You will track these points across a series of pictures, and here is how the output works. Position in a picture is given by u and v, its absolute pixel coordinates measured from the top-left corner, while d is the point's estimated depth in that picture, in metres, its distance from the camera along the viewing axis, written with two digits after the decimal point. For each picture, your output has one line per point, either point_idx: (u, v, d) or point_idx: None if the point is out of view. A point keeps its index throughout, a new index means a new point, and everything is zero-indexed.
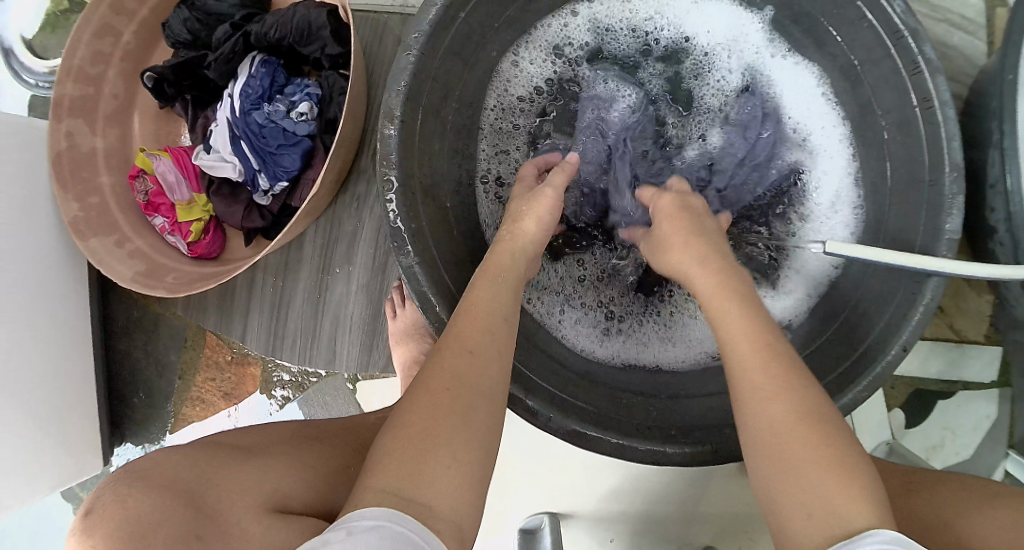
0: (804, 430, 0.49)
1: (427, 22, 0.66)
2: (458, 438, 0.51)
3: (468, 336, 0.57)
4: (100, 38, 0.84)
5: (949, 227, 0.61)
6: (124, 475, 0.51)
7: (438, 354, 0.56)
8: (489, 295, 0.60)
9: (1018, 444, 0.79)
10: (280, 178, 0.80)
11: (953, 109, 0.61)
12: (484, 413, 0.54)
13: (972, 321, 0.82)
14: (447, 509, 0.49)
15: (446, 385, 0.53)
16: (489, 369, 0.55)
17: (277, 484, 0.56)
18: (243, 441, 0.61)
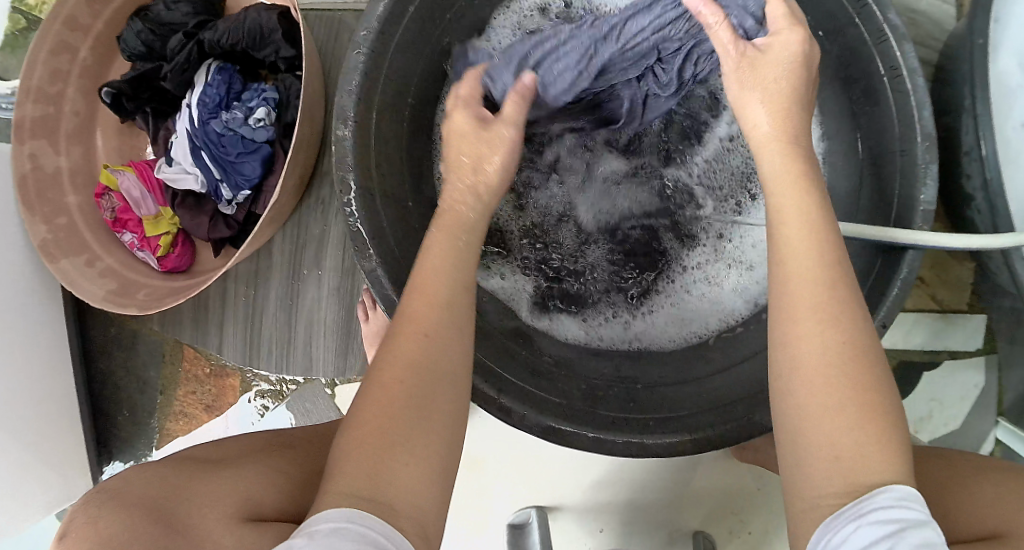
0: (834, 337, 0.45)
1: (376, 18, 0.65)
2: (414, 431, 0.48)
3: (422, 317, 0.52)
4: (56, 56, 0.83)
5: (924, 197, 0.60)
6: (93, 496, 0.52)
7: (389, 342, 0.51)
8: (442, 262, 0.55)
9: (1007, 412, 0.79)
10: (241, 186, 0.79)
11: (921, 76, 0.59)
12: (444, 399, 0.50)
13: (952, 291, 0.80)
14: (412, 502, 0.47)
15: (399, 378, 0.49)
16: (448, 349, 0.51)
17: (249, 493, 0.56)
18: (215, 453, 0.62)
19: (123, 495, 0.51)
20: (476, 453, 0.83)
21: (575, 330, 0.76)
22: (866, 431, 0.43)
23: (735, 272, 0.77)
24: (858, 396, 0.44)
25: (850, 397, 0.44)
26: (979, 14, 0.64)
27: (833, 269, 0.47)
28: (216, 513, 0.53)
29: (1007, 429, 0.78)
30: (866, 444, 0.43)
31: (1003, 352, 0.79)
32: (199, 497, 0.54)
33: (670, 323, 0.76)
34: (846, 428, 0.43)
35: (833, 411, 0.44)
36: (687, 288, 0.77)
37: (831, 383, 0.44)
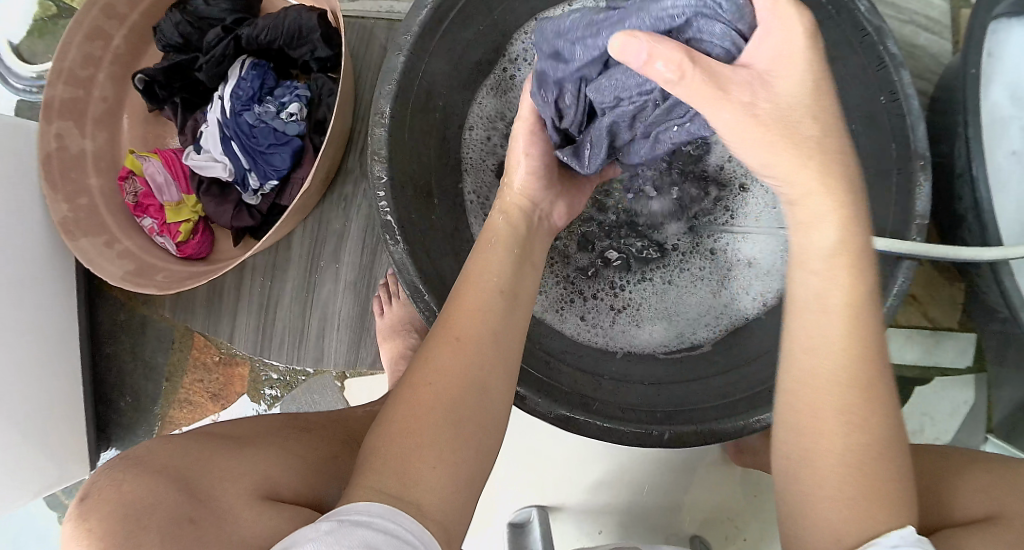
0: (853, 439, 0.47)
1: (417, 23, 0.69)
2: (446, 434, 0.51)
3: (466, 329, 0.55)
4: (91, 41, 0.85)
5: (918, 210, 0.65)
6: (117, 463, 0.52)
7: (428, 350, 0.55)
8: (488, 286, 0.58)
9: (997, 429, 0.83)
10: (270, 176, 0.81)
11: (916, 100, 0.65)
12: (475, 409, 0.53)
13: (945, 310, 0.85)
14: (438, 503, 0.49)
15: (429, 381, 0.53)
16: (483, 363, 0.54)
17: (265, 471, 0.57)
18: (234, 430, 0.62)
19: (150, 461, 0.52)
20: None
21: (576, 327, 0.78)
22: (872, 497, 0.46)
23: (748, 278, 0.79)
24: (858, 454, 0.46)
25: (856, 461, 0.46)
26: (972, 51, 0.71)
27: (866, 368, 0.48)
28: (244, 481, 0.54)
29: (997, 445, 0.82)
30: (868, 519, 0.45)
31: (993, 371, 0.84)
32: (228, 465, 0.55)
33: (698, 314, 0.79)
34: (851, 498, 0.46)
35: (849, 480, 0.46)
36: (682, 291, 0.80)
37: (847, 448, 0.47)
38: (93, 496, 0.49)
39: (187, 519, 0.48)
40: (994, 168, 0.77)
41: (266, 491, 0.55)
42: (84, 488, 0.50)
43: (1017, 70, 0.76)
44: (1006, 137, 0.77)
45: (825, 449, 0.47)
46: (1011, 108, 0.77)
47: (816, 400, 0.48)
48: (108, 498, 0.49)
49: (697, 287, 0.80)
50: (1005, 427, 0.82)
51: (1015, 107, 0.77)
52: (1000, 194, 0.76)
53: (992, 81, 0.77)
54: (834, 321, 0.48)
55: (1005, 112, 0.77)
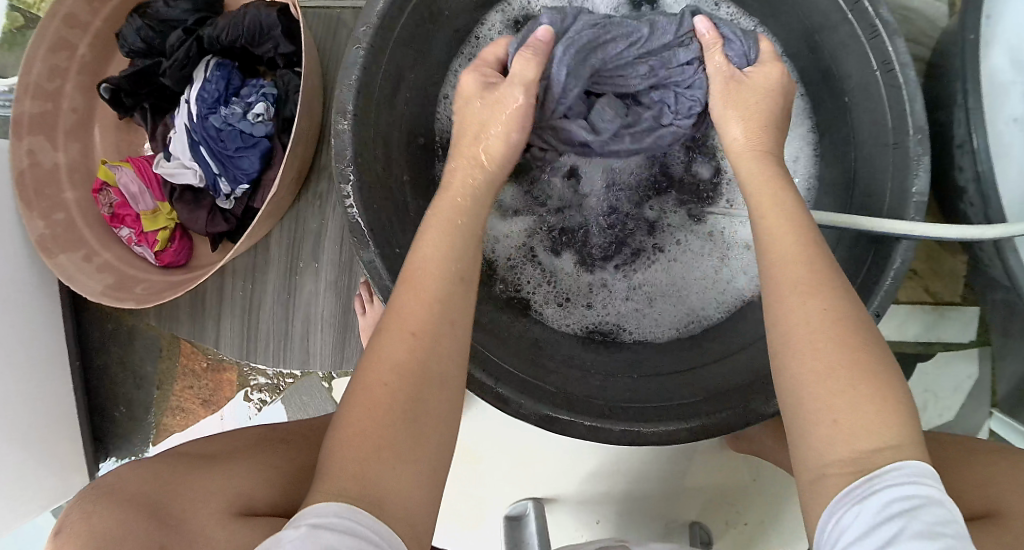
0: (820, 308, 0.47)
1: (375, 14, 0.66)
2: (403, 435, 0.48)
3: (411, 316, 0.52)
4: (55, 53, 0.84)
5: (916, 188, 0.61)
6: (89, 492, 0.52)
7: (377, 344, 0.51)
8: (439, 264, 0.54)
9: (1001, 403, 0.81)
10: (240, 181, 0.80)
11: (912, 69, 0.61)
12: (433, 404, 0.50)
13: (946, 282, 0.82)
14: (402, 505, 0.47)
15: (385, 380, 0.49)
16: (437, 349, 0.51)
17: (237, 486, 0.55)
18: (209, 449, 0.61)
19: (121, 490, 0.51)
20: (474, 443, 0.84)
21: (553, 301, 0.79)
22: (841, 390, 0.45)
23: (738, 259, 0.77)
24: (842, 335, 0.47)
25: (841, 341, 0.46)
26: (970, 12, 0.66)
27: (816, 255, 0.50)
28: (217, 500, 0.53)
29: (1002, 421, 0.80)
30: (875, 416, 0.45)
31: (997, 344, 0.81)
32: (201, 486, 0.54)
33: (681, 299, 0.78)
34: (818, 389, 0.46)
35: (821, 366, 0.46)
36: (664, 287, 0.78)
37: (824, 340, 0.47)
38: (68, 529, 0.48)
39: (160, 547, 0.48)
40: (995, 136, 0.72)
41: (241, 506, 0.54)
42: (59, 522, 0.50)
43: (1019, 31, 0.71)
44: (1006, 102, 0.72)
45: (810, 339, 0.47)
46: (1011, 72, 0.72)
47: (781, 283, 0.50)
48: (80, 531, 0.48)
49: (683, 271, 0.79)
50: (1010, 400, 0.81)
51: (1015, 72, 0.72)
52: (1003, 163, 0.72)
53: (994, 44, 0.72)
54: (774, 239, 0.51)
55: (1005, 78, 0.72)
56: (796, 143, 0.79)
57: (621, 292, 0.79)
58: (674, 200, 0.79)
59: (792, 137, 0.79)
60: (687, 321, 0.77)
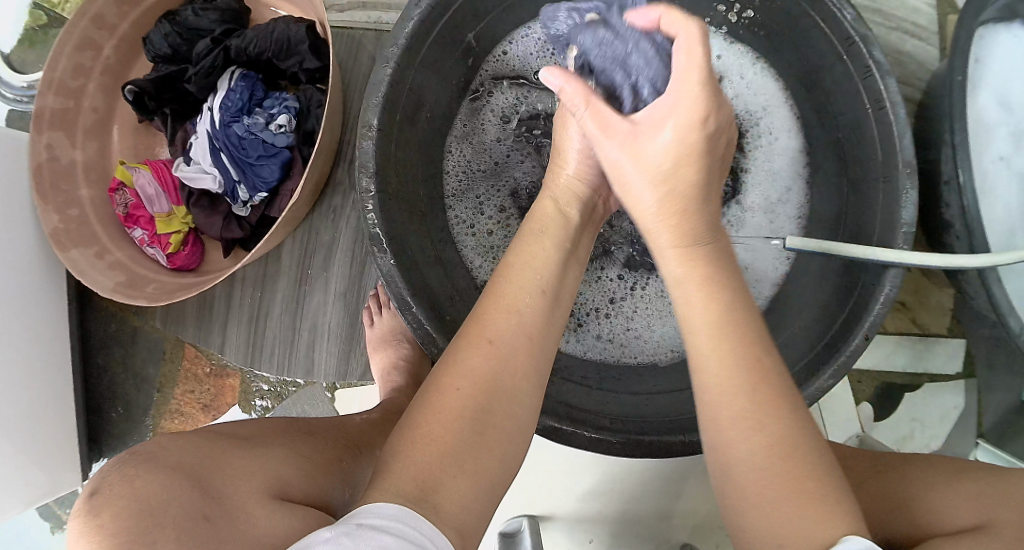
0: (757, 440, 0.48)
1: (404, 35, 0.68)
2: (472, 447, 0.48)
3: (494, 330, 0.53)
4: (81, 52, 0.85)
5: (905, 219, 0.64)
6: (125, 457, 0.48)
7: (457, 352, 0.53)
8: (527, 289, 0.56)
9: (987, 434, 0.85)
10: (258, 188, 0.82)
11: (903, 110, 0.65)
12: (503, 415, 0.51)
13: (934, 315, 0.87)
14: (457, 513, 0.46)
15: (458, 385, 0.50)
16: (512, 370, 0.52)
17: (275, 470, 0.53)
18: (243, 431, 0.58)
19: (163, 457, 0.48)
20: None
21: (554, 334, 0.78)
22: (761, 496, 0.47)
23: None
24: (776, 460, 0.47)
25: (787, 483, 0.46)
26: (959, 59, 0.71)
27: (740, 354, 0.50)
28: (258, 479, 0.50)
29: (988, 450, 0.84)
30: (818, 530, 0.44)
31: (981, 376, 0.86)
32: (239, 462, 0.51)
33: (684, 328, 0.79)
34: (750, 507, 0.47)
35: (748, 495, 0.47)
36: (663, 311, 0.80)
37: (746, 435, 0.48)
38: (103, 494, 0.44)
39: (203, 517, 0.44)
40: (981, 173, 0.77)
41: (279, 489, 0.51)
42: (91, 484, 0.45)
43: (1001, 77, 0.78)
44: (989, 143, 0.78)
45: (730, 413, 0.49)
46: (997, 114, 0.78)
47: (715, 416, 0.50)
48: (119, 496, 0.43)
49: None
50: (996, 431, 0.84)
51: (1001, 114, 0.78)
52: (990, 200, 0.77)
53: (982, 87, 0.78)
54: (699, 329, 0.52)
55: (992, 119, 0.78)
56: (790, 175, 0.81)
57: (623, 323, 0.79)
58: None
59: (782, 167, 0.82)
60: (686, 341, 0.78)
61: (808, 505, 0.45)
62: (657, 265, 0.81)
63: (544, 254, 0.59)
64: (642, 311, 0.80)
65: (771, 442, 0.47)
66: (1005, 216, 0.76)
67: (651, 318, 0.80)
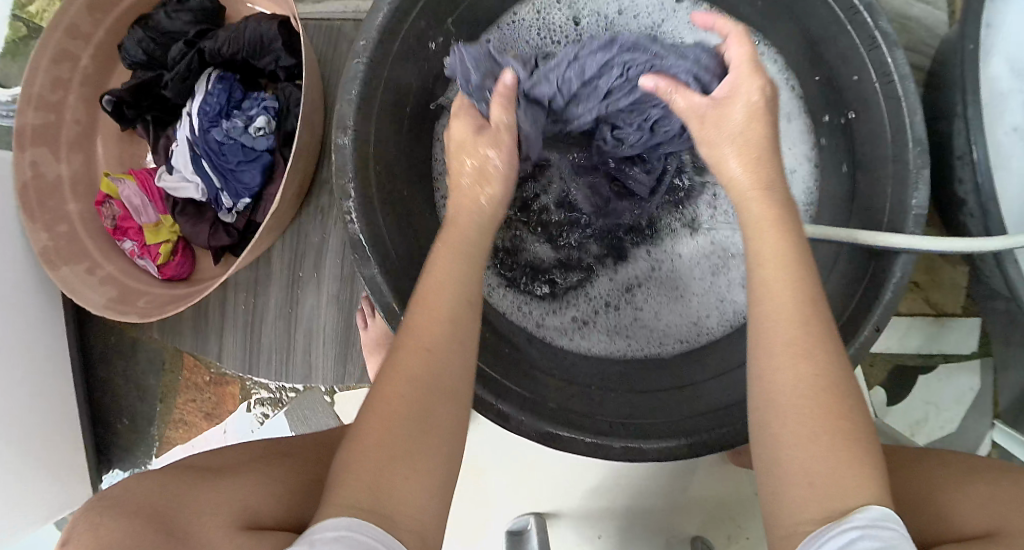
0: (807, 386, 0.47)
1: (375, 26, 0.65)
2: (419, 449, 0.48)
3: (423, 331, 0.52)
4: (57, 64, 0.83)
5: (916, 201, 0.60)
6: (93, 504, 0.49)
7: (390, 358, 0.51)
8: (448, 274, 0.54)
9: (1003, 414, 0.81)
10: (241, 194, 0.80)
11: (912, 81, 0.59)
12: (446, 414, 0.50)
13: (948, 292, 0.82)
14: (413, 517, 0.47)
15: (401, 391, 0.49)
16: (451, 365, 0.51)
17: (245, 500, 0.53)
18: (214, 462, 0.58)
19: (126, 501, 0.49)
20: (474, 459, 0.83)
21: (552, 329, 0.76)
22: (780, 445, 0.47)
23: (743, 274, 0.76)
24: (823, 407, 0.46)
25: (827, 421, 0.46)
26: (970, 23, 0.66)
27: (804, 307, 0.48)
28: (224, 510, 0.51)
29: (1006, 432, 0.80)
30: (853, 480, 0.44)
31: (999, 356, 0.81)
32: (205, 498, 0.52)
33: (688, 317, 0.76)
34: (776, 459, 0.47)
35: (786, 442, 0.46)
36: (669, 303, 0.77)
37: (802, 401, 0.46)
38: (72, 544, 0.47)
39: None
40: (994, 146, 0.72)
41: (250, 518, 0.51)
42: (64, 536, 0.48)
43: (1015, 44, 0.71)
44: (1003, 113, 0.72)
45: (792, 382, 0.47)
46: (1008, 82, 0.72)
47: (771, 374, 0.48)
48: (85, 544, 0.46)
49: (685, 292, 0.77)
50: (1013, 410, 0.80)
51: (1010, 81, 0.72)
52: (1002, 173, 0.72)
53: (991, 54, 0.72)
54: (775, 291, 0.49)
55: (1003, 87, 0.72)
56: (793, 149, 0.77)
57: (624, 316, 0.77)
58: (671, 214, 0.78)
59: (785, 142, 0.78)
60: (695, 333, 0.75)
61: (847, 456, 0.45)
62: (653, 253, 0.78)
63: (466, 243, 0.56)
64: (649, 301, 0.77)
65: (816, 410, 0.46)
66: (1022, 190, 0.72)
67: (652, 309, 0.77)
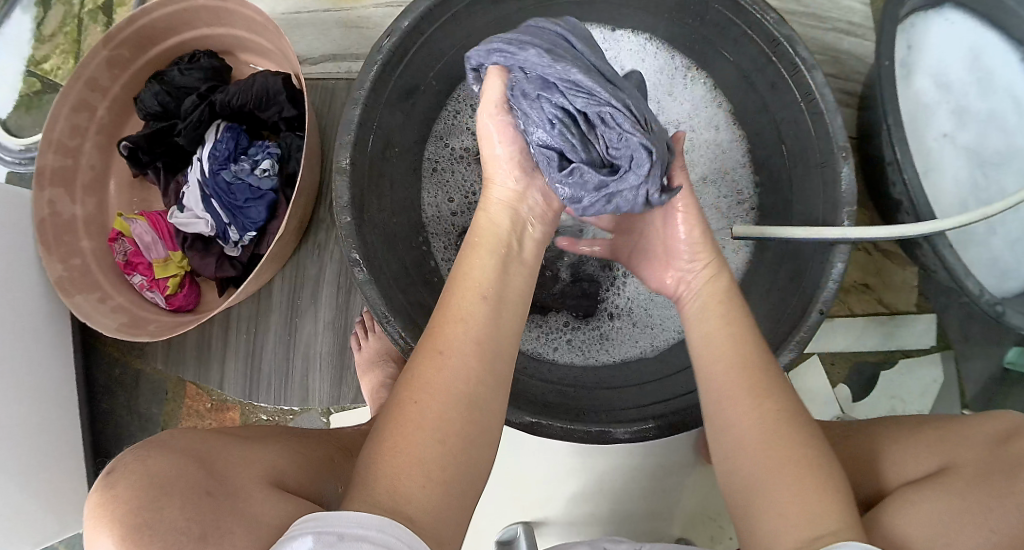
0: (766, 410, 0.56)
1: (369, 78, 0.75)
2: (463, 458, 0.52)
3: (460, 337, 0.55)
4: (77, 113, 0.91)
5: (844, 198, 0.70)
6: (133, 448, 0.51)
7: (419, 363, 0.54)
8: (481, 286, 0.57)
9: (971, 403, 0.90)
10: (248, 228, 0.88)
11: (830, 97, 0.70)
12: (483, 421, 0.54)
13: (900, 293, 0.93)
14: (428, 508, 0.49)
15: (420, 399, 0.52)
16: (487, 378, 0.55)
17: (271, 462, 0.57)
18: (241, 430, 0.62)
19: (170, 444, 0.52)
20: None
21: (539, 346, 0.82)
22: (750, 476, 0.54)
23: None
24: (773, 427, 0.55)
25: (778, 440, 0.54)
26: (885, 49, 0.77)
27: (750, 362, 0.59)
28: (256, 467, 0.54)
29: None
30: (813, 492, 0.51)
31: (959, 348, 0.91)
32: (241, 452, 0.55)
33: (661, 326, 0.83)
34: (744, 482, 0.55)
35: (754, 466, 0.54)
36: (641, 304, 0.85)
37: (751, 419, 0.56)
38: (120, 469, 0.48)
39: (206, 491, 0.48)
40: (928, 151, 0.87)
41: (276, 479, 0.55)
42: (111, 463, 0.49)
43: (938, 60, 0.88)
44: (931, 122, 0.87)
45: (734, 409, 0.57)
46: (934, 94, 0.88)
47: (727, 400, 0.58)
48: (135, 470, 0.47)
49: (655, 303, 0.84)
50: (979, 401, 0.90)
51: (933, 93, 0.88)
52: (936, 173, 0.87)
53: (916, 72, 0.89)
54: (715, 339, 0.61)
55: (931, 98, 0.88)
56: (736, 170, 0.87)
57: (601, 331, 0.84)
58: None
59: (727, 164, 0.88)
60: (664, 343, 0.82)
61: (804, 478, 0.52)
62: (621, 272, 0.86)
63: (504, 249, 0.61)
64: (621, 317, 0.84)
65: (770, 429, 0.55)
66: (956, 191, 0.85)
67: (627, 323, 0.84)
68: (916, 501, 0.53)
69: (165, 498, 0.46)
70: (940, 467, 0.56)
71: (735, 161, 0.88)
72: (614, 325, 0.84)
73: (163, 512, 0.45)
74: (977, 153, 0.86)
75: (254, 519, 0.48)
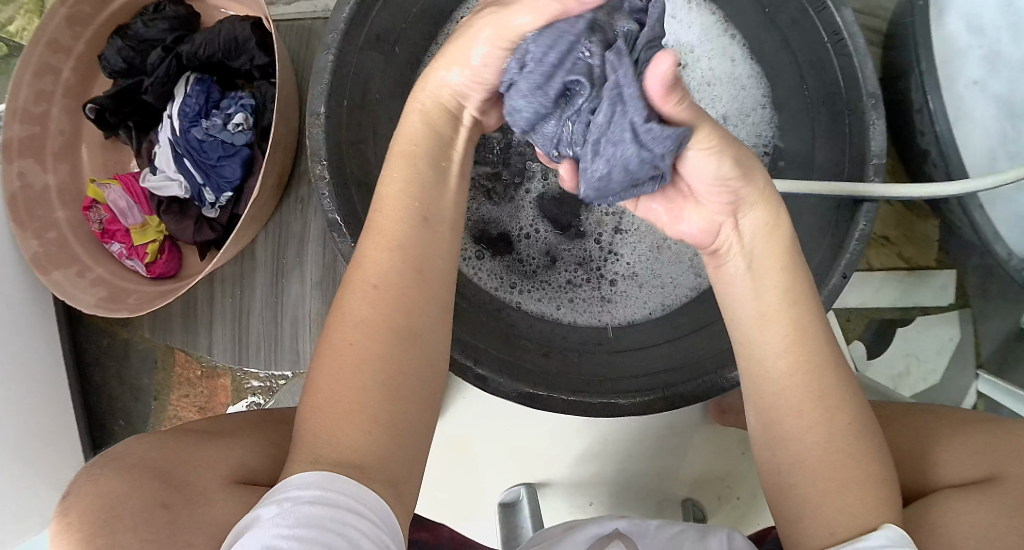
0: (833, 426, 0.51)
1: (343, 19, 0.68)
2: (395, 411, 0.49)
3: (371, 269, 0.52)
4: (41, 77, 0.85)
5: (874, 150, 0.64)
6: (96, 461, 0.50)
7: (341, 300, 0.52)
8: (401, 218, 0.53)
9: (986, 364, 0.87)
10: (223, 188, 0.83)
11: (862, 38, 0.63)
12: (414, 368, 0.51)
13: (921, 248, 0.89)
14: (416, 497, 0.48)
15: (354, 339, 0.50)
16: (406, 317, 0.51)
17: (240, 456, 0.55)
18: (214, 425, 0.59)
19: (128, 457, 0.50)
20: (465, 434, 0.85)
21: (542, 309, 0.78)
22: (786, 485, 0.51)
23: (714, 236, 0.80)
24: (835, 440, 0.50)
25: (839, 456, 0.50)
26: None
27: (813, 365, 0.52)
28: (220, 468, 0.52)
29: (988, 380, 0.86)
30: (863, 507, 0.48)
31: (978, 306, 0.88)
32: (208, 454, 0.53)
33: (653, 284, 0.79)
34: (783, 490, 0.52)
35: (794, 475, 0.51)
36: (643, 260, 0.79)
37: (793, 396, 0.52)
38: (76, 492, 0.47)
39: (160, 506, 0.46)
40: (957, 99, 0.79)
41: (244, 477, 0.53)
42: (67, 484, 0.48)
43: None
44: (963, 68, 0.79)
45: (796, 420, 0.51)
46: (966, 37, 0.79)
47: (777, 410, 0.52)
48: (88, 493, 0.46)
49: (644, 261, 0.79)
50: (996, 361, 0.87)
51: (969, 37, 0.79)
52: (966, 124, 0.80)
53: (948, 11, 0.79)
54: (770, 331, 0.53)
55: (962, 42, 0.79)
56: (742, 98, 0.80)
57: (588, 292, 0.79)
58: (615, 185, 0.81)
59: (732, 96, 0.80)
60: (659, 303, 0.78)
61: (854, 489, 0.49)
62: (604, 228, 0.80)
63: (425, 164, 0.55)
64: (611, 275, 0.79)
65: (836, 445, 0.50)
66: (987, 139, 0.80)
67: (618, 282, 0.79)
68: (958, 510, 0.49)
69: (116, 524, 0.45)
70: (987, 474, 0.52)
71: (753, 99, 0.80)
72: (616, 283, 0.79)
73: (114, 538, 0.44)
74: (1010, 103, 0.78)
75: (211, 526, 0.47)
